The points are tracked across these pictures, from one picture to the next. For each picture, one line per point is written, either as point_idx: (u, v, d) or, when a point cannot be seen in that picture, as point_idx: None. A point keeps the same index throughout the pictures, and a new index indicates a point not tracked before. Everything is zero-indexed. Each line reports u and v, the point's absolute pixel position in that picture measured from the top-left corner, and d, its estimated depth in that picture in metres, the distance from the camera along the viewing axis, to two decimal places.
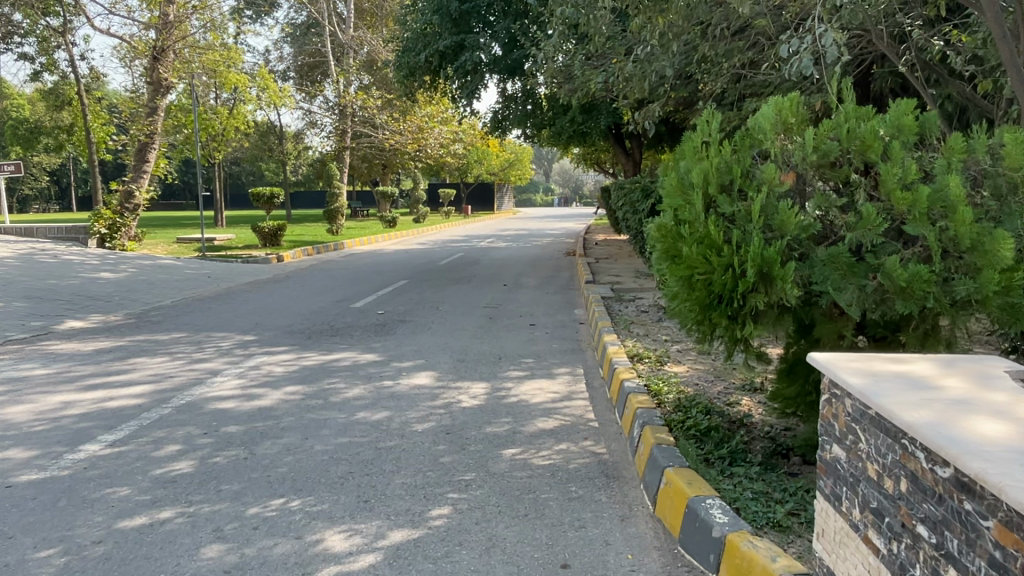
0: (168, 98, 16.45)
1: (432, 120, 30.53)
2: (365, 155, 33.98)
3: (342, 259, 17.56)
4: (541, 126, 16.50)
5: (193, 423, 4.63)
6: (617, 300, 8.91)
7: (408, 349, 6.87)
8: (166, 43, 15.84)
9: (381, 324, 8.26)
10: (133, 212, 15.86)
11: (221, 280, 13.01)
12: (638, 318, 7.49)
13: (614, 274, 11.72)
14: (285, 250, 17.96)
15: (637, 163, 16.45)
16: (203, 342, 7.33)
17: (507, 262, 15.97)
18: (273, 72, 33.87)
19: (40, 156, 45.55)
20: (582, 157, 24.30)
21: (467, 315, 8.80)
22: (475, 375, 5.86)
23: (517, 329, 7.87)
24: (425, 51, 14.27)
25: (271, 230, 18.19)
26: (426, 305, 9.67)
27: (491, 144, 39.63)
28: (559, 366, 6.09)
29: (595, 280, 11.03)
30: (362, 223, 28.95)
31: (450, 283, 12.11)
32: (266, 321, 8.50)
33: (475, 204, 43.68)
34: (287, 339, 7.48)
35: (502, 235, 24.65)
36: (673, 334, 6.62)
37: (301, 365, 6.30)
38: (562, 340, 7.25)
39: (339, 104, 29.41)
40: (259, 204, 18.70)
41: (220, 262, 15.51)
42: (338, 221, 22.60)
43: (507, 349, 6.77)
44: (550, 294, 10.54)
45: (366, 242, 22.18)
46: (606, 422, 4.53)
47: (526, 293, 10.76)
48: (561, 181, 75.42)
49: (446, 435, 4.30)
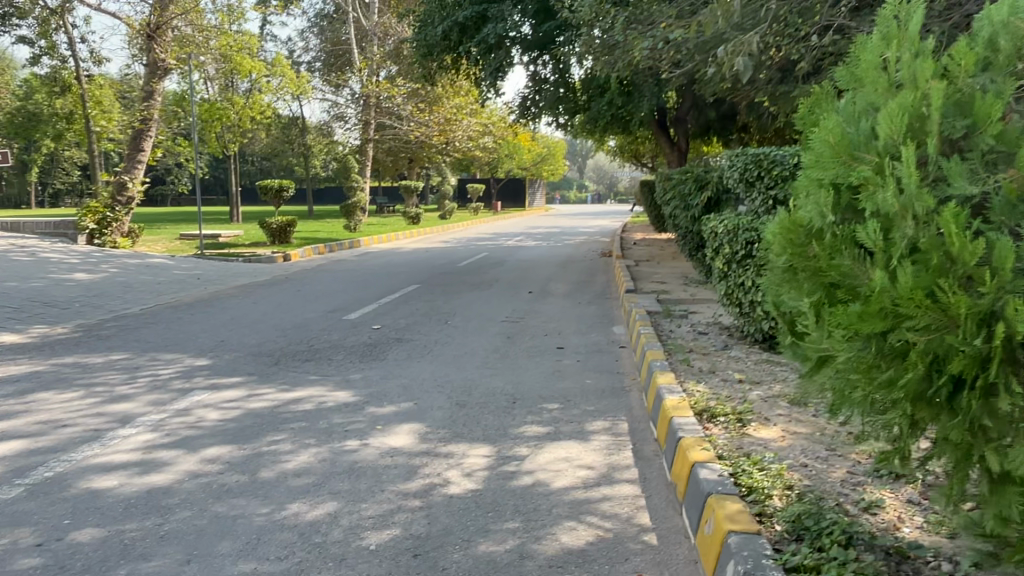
0: (165, 82, 15.23)
1: (461, 112, 29.02)
2: (390, 148, 32.47)
3: (355, 259, 16.05)
4: (579, 111, 14.88)
5: (34, 521, 3.03)
6: (666, 317, 7.19)
7: (394, 385, 5.23)
8: (162, 20, 14.58)
9: (372, 345, 6.65)
10: (126, 206, 14.56)
11: (211, 282, 11.53)
12: (698, 345, 5.78)
13: (659, 281, 9.99)
14: (294, 248, 16.49)
15: (683, 152, 14.44)
16: (139, 369, 5.77)
17: (535, 264, 14.29)
18: (297, 63, 32.54)
19: (70, 153, 44.95)
20: (620, 149, 22.55)
21: (481, 333, 7.18)
22: (478, 429, 4.21)
23: (540, 354, 6.21)
24: (442, 24, 12.61)
25: (280, 227, 16.74)
26: (434, 319, 8.05)
27: (522, 137, 37.99)
28: (593, 419, 4.41)
29: (635, 288, 9.33)
30: (386, 220, 27.44)
31: (467, 290, 10.48)
32: (233, 339, 6.94)
33: (505, 200, 42.08)
34: (246, 365, 5.90)
35: (531, 234, 22.95)
36: (749, 372, 4.92)
37: (248, 408, 4.70)
38: (598, 372, 5.58)
39: (363, 95, 27.99)
40: (267, 198, 17.08)
41: (218, 261, 14.08)
42: (357, 216, 21.13)
43: (527, 388, 5.10)
44: (584, 305, 8.86)
45: (385, 240, 20.65)
46: (669, 538, 2.86)
47: (554, 304, 9.08)
48: (595, 178, 73.15)
49: (411, 565, 2.65)
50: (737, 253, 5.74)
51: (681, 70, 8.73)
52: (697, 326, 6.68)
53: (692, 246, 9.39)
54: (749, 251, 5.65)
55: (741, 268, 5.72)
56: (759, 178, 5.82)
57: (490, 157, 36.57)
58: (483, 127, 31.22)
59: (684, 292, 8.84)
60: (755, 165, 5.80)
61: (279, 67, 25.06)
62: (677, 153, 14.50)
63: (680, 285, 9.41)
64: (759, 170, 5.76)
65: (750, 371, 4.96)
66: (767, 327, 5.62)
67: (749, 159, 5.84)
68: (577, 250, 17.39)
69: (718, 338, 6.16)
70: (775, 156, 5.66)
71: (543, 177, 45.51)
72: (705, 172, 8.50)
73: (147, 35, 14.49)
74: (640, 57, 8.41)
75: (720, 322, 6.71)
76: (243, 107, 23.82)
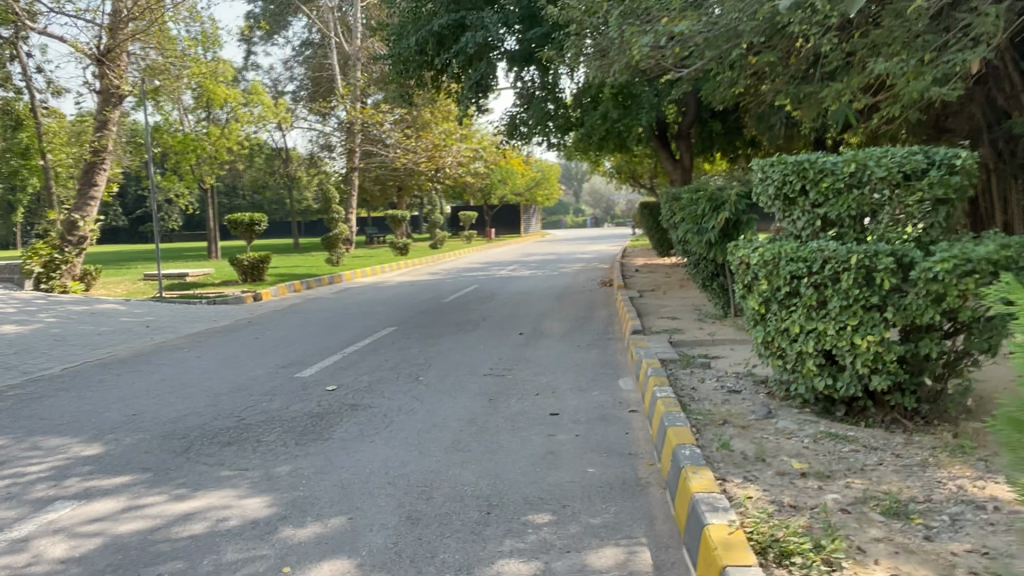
0: (121, 109, 13.98)
1: (450, 137, 28.02)
2: (378, 177, 31.37)
3: (333, 295, 14.79)
4: (571, 126, 13.69)
5: None
6: (684, 366, 5.88)
7: (329, 485, 3.87)
8: (114, 43, 13.36)
9: (319, 417, 5.30)
10: (77, 246, 13.34)
11: (161, 330, 10.18)
12: (732, 412, 4.44)
13: (668, 316, 8.71)
14: (267, 285, 15.20)
15: (687, 169, 13.15)
16: (3, 466, 4.40)
17: (528, 297, 12.98)
18: (281, 93, 31.53)
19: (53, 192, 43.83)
20: (617, 169, 21.41)
21: (459, 394, 5.85)
22: (430, 572, 2.85)
23: (529, 424, 4.87)
24: (417, 35, 11.46)
25: (251, 264, 15.46)
26: (404, 373, 6.72)
27: (514, 160, 36.95)
28: (600, 545, 3.05)
29: (642, 326, 8.05)
30: (374, 252, 26.21)
31: (449, 333, 9.15)
32: (148, 413, 5.58)
33: (499, 227, 40.94)
34: (148, 454, 4.54)
35: (526, 262, 21.68)
36: (812, 459, 3.59)
37: (113, 535, 3.34)
38: (603, 452, 4.24)
39: (347, 122, 26.90)
40: (238, 232, 15.79)
41: (179, 304, 12.75)
42: (339, 249, 19.85)
43: (507, 485, 3.77)
44: (582, 350, 7.54)
45: (370, 274, 19.32)
46: None
47: (548, 348, 7.76)
48: (591, 202, 72.17)
49: None
50: (778, 290, 4.44)
51: (687, 69, 7.57)
52: (724, 379, 5.35)
53: (707, 275, 8.43)
54: (794, 288, 4.36)
55: (785, 309, 4.44)
56: (803, 192, 4.50)
57: (482, 182, 35.47)
58: (472, 152, 30.14)
59: (699, 331, 7.53)
60: (798, 176, 4.47)
61: (256, 93, 23.93)
62: (681, 169, 13.22)
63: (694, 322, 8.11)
64: (804, 183, 4.44)
65: (812, 456, 3.64)
66: (822, 385, 4.39)
67: (788, 167, 4.51)
68: (574, 279, 16.10)
69: (752, 398, 4.85)
70: (822, 163, 4.36)
71: (538, 203, 44.33)
72: (719, 190, 7.24)
73: (96, 59, 13.25)
74: (639, 56, 7.22)
75: (753, 374, 5.40)
76: (220, 138, 22.62)
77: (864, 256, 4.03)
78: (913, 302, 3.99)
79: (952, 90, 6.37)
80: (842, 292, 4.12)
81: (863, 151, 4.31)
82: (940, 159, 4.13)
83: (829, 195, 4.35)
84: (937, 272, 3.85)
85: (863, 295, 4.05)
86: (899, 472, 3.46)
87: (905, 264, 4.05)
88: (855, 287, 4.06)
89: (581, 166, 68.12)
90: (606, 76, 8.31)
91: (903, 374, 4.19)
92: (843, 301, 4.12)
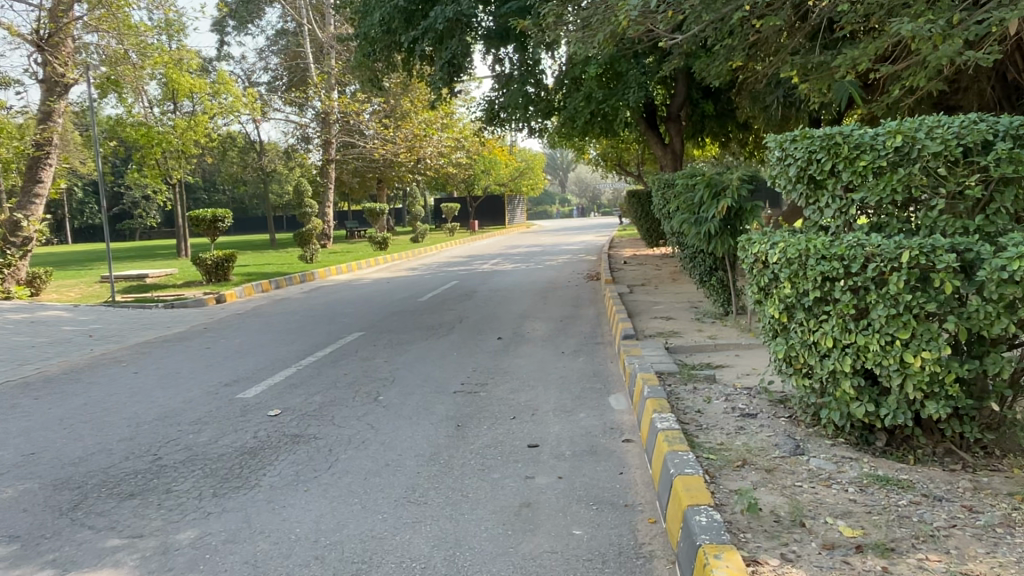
0: (66, 100, 12.88)
1: (430, 127, 27.10)
2: (357, 170, 30.32)
3: (303, 295, 13.86)
4: (554, 110, 12.85)
5: None
6: (685, 380, 5.01)
7: (237, 563, 2.98)
8: (55, 27, 12.24)
9: (251, 455, 4.40)
10: (22, 249, 12.38)
11: (103, 341, 9.21)
12: (749, 448, 3.58)
13: (662, 316, 7.85)
14: (232, 286, 14.25)
15: (678, 154, 12.29)
16: None
17: (510, 294, 12.09)
18: (255, 84, 30.37)
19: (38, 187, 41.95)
20: (603, 156, 20.52)
21: (421, 419, 4.96)
22: None
23: (501, 462, 4.00)
24: (382, 11, 10.52)
25: (215, 263, 14.49)
26: (362, 392, 5.82)
27: (498, 150, 36.01)
28: None
29: (634, 328, 7.19)
30: (352, 246, 25.24)
31: (420, 338, 8.24)
32: (49, 451, 4.65)
33: (484, 219, 40.00)
34: (23, 515, 3.62)
35: (509, 255, 20.79)
36: (868, 525, 2.72)
37: None
38: (591, 505, 3.37)
39: (322, 112, 25.88)
40: (199, 229, 14.79)
41: (132, 310, 11.77)
42: (312, 245, 18.86)
43: (467, 561, 2.89)
44: (567, 359, 6.67)
45: (346, 270, 18.36)
46: None
47: (529, 357, 6.87)
48: (577, 191, 71.23)
49: None
50: (805, 295, 3.59)
51: (680, 36, 6.71)
52: (734, 399, 4.49)
53: (704, 271, 7.63)
54: (825, 293, 3.50)
55: (813, 319, 3.60)
56: (833, 172, 3.65)
57: (465, 172, 34.55)
58: (454, 141, 29.15)
59: (698, 334, 6.69)
60: (829, 153, 3.61)
61: (223, 84, 22.83)
62: (671, 155, 12.39)
63: (692, 323, 7.27)
64: (836, 162, 3.59)
65: (865, 519, 2.78)
66: (860, 413, 3.55)
67: (816, 144, 3.65)
68: (559, 273, 15.25)
69: (771, 425, 3.99)
70: (858, 138, 3.51)
71: (523, 193, 43.30)
72: (719, 175, 6.39)
73: (35, 44, 12.16)
74: (625, 23, 6.33)
75: (768, 393, 4.55)
76: (186, 130, 21.52)
77: (919, 252, 3.16)
78: (980, 309, 3.12)
79: (988, 55, 5.54)
80: (889, 297, 3.25)
81: (910, 119, 3.43)
82: (1006, 128, 3.27)
83: (867, 176, 3.49)
84: (1013, 272, 2.99)
85: (916, 300, 3.18)
86: (981, 541, 2.61)
87: (970, 262, 3.18)
88: (906, 291, 3.19)
89: (567, 156, 66.88)
90: (589, 48, 7.42)
91: (965, 400, 3.33)
92: (891, 308, 3.25)
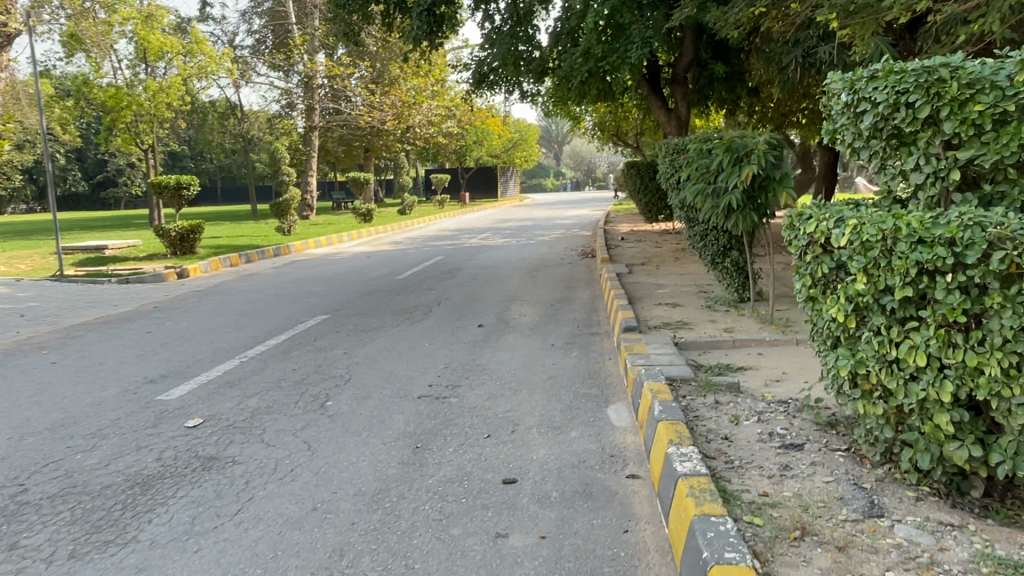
0: (9, 52, 11.67)
1: (420, 94, 26.00)
2: (343, 138, 29.01)
3: (273, 270, 12.80)
4: (549, 71, 11.71)
5: None
6: (704, 391, 4.01)
7: None
8: None
9: (144, 489, 3.38)
10: None
11: (36, 321, 8.16)
12: (805, 506, 2.57)
13: (668, 301, 6.83)
14: (197, 259, 13.17)
15: (684, 120, 11.10)
16: None
17: (496, 273, 11.04)
18: (236, 47, 28.93)
19: (16, 153, 40.53)
20: (600, 124, 19.41)
21: (372, 436, 3.94)
22: None
23: (465, 510, 2.99)
24: None
25: (179, 234, 13.40)
26: (307, 396, 4.79)
27: (491, 119, 34.76)
28: None
29: (637, 316, 6.18)
30: (335, 218, 24.13)
31: (390, 325, 7.20)
32: None
33: (475, 191, 38.80)
34: None
35: (500, 228, 19.73)
36: None
37: None
38: None
39: (305, 77, 24.66)
40: (163, 198, 13.66)
41: (81, 286, 10.69)
42: (290, 216, 17.73)
43: None
44: (558, 355, 5.64)
45: (325, 244, 17.26)
46: None
47: (513, 351, 5.84)
48: (572, 164, 69.89)
49: None
50: (888, 294, 2.56)
51: None
52: (770, 423, 3.47)
53: (716, 251, 6.62)
54: (921, 292, 2.47)
55: (900, 326, 2.57)
56: (933, 121, 2.62)
57: (456, 143, 33.32)
58: (444, 110, 27.93)
59: (711, 327, 5.70)
60: (927, 93, 2.57)
61: (196, 42, 21.45)
62: (676, 121, 11.18)
63: (702, 312, 6.28)
64: (936, 105, 2.55)
65: None
66: (962, 459, 2.54)
67: (908, 81, 2.61)
68: (552, 249, 14.22)
69: (825, 464, 2.98)
70: (973, 71, 2.49)
71: (516, 164, 41.98)
72: (742, 138, 5.36)
73: None
74: None
75: (814, 413, 3.53)
76: (158, 92, 20.25)
77: None
78: None
79: None
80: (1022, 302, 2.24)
81: None
82: None
83: (984, 126, 2.47)
84: None
85: None
86: None
87: None
88: None
89: (563, 128, 65.30)
90: None
91: None
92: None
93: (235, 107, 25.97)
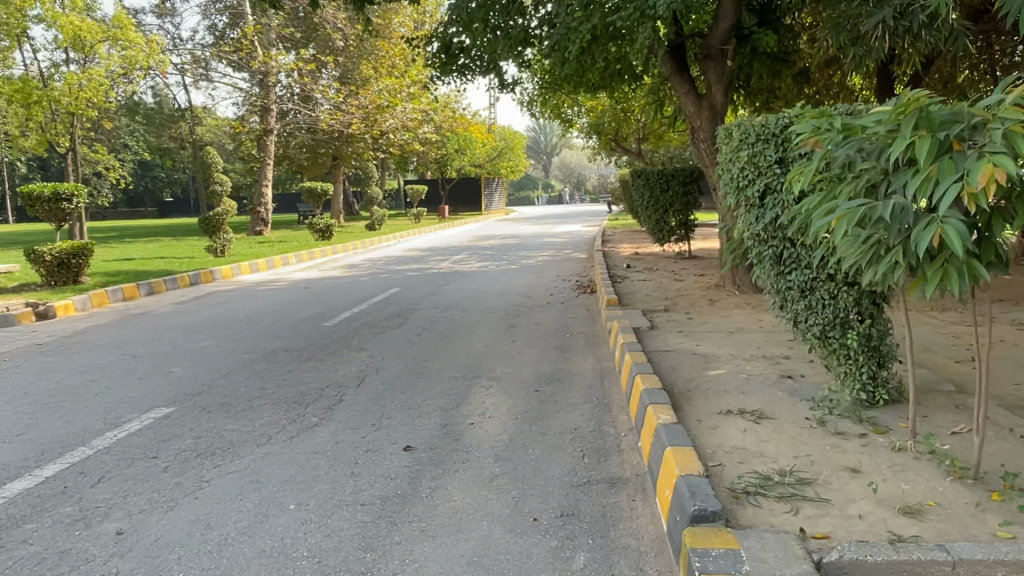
0: None
1: (393, 96, 23.09)
2: (307, 144, 25.98)
3: (172, 308, 9.70)
4: (533, 45, 8.73)
5: None
6: None
7: None
8: None
9: None
10: None
11: None
12: None
13: (743, 408, 3.81)
14: (74, 292, 10.09)
15: (718, 106, 8.02)
16: None
17: (462, 317, 8.01)
18: None
19: None
20: (598, 126, 16.51)
21: None
22: None
23: None
24: None
25: (56, 260, 10.31)
26: None
27: (473, 126, 31.85)
28: None
29: (698, 453, 3.17)
30: (290, 236, 21.06)
31: (257, 438, 4.15)
32: None
33: (458, 205, 35.77)
34: None
35: (480, 249, 16.69)
36: None
37: None
38: None
39: (259, 78, 21.67)
40: (36, 211, 10.57)
41: None
42: (224, 234, 14.61)
43: None
44: (545, 563, 2.63)
45: (264, 267, 14.17)
46: None
47: (454, 543, 2.81)
48: (562, 176, 67.15)
49: None
50: None
51: None
52: None
53: (828, 321, 3.64)
54: None
55: None
56: None
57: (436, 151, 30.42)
58: (420, 114, 24.91)
59: (867, 500, 2.71)
60: None
61: (123, 27, 17.63)
62: (708, 111, 8.05)
63: (820, 444, 3.29)
64: None
65: None
66: None
67: None
68: (539, 278, 11.21)
69: None
70: None
71: (503, 175, 38.86)
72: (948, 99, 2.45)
73: None
74: None
75: None
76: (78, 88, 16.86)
77: None
78: None
79: None
80: None
81: None
82: None
83: None
84: None
85: None
86: None
87: None
88: None
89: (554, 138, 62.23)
90: None
91: None
92: None
93: (183, 109, 22.87)
